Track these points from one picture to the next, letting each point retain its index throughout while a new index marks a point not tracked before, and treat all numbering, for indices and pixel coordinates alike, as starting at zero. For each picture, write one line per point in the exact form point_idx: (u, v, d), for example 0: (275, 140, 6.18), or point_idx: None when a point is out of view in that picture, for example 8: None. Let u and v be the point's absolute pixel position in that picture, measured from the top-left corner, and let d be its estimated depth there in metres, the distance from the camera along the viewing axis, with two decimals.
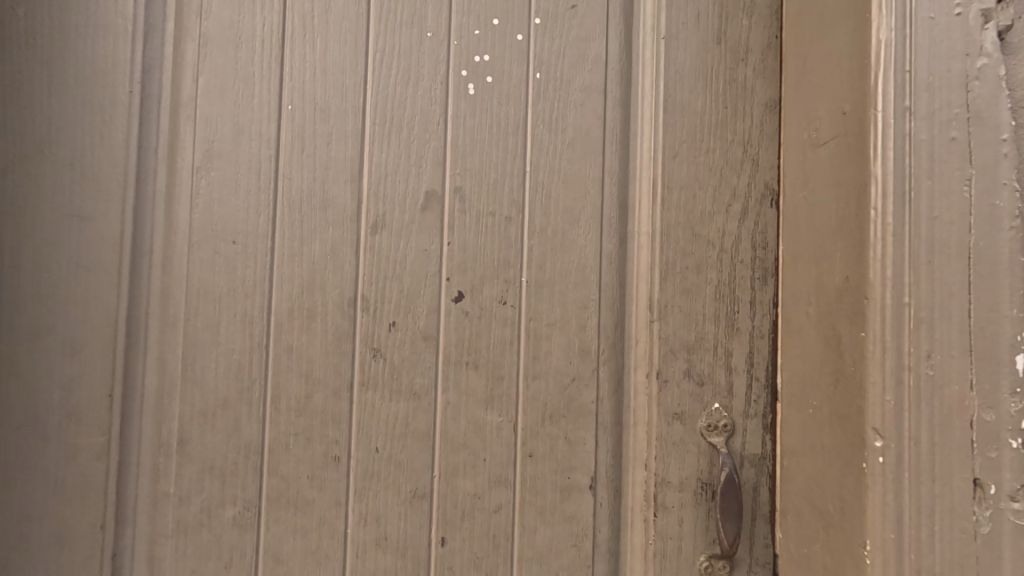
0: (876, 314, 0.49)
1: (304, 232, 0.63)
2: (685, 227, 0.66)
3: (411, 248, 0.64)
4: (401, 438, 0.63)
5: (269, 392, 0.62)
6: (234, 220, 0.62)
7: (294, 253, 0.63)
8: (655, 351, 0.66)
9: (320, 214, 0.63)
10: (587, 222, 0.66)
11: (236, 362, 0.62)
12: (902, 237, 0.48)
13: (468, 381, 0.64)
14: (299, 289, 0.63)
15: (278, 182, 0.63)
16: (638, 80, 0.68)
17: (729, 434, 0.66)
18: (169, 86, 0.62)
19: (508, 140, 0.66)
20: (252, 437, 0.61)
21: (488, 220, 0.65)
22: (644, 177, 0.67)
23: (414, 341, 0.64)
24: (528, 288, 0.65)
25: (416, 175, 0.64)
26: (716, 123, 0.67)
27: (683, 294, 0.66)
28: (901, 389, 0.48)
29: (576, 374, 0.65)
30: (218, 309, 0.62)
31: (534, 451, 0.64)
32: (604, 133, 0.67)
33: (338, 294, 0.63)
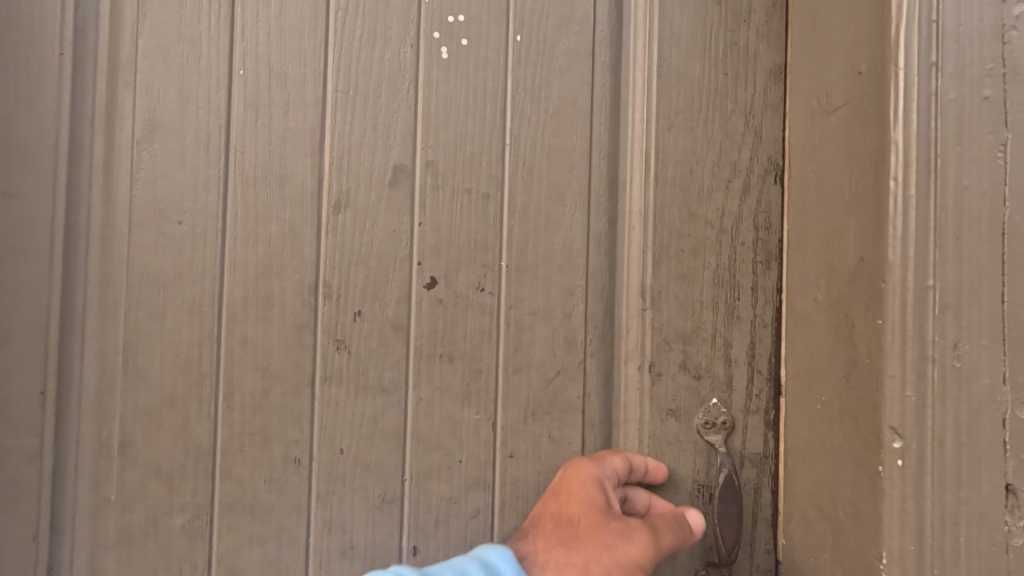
0: (893, 296, 0.42)
1: (259, 210, 0.57)
2: (682, 206, 0.61)
3: (379, 229, 0.58)
4: (369, 438, 0.57)
5: (221, 389, 0.56)
6: (180, 197, 0.56)
7: (248, 234, 0.57)
8: (647, 341, 0.60)
9: (277, 191, 0.57)
10: (573, 200, 0.60)
11: (185, 355, 0.56)
12: (927, 210, 0.42)
13: (442, 375, 0.58)
14: (254, 275, 0.57)
15: (229, 155, 0.57)
16: (630, 43, 0.62)
17: (728, 431, 0.60)
18: (106, 48, 0.56)
19: (486, 108, 0.59)
20: (202, 438, 0.56)
21: (463, 198, 0.59)
22: (636, 151, 0.61)
23: (382, 332, 0.58)
24: (508, 273, 0.59)
25: (383, 148, 0.58)
26: (715, 91, 0.61)
27: (679, 280, 0.60)
28: (924, 383, 0.42)
29: (561, 367, 0.60)
30: (164, 297, 0.56)
31: (515, 452, 0.59)
32: (592, 102, 0.61)
33: (297, 280, 0.57)
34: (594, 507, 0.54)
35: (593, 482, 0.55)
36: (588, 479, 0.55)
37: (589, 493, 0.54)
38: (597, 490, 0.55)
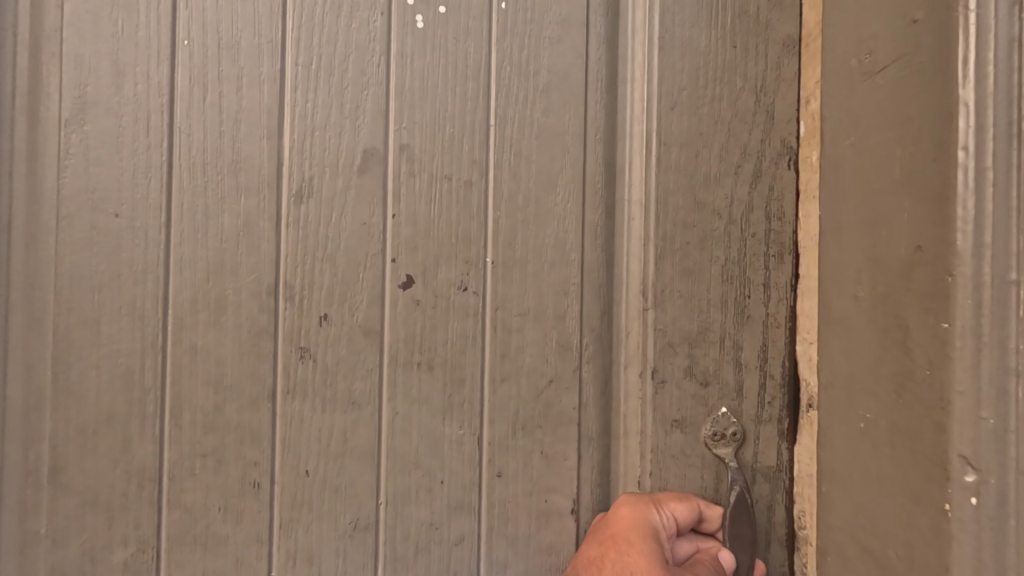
0: (962, 294, 0.33)
1: (208, 201, 0.50)
2: (686, 194, 0.54)
3: (347, 221, 0.51)
4: (338, 458, 0.51)
5: (168, 404, 0.49)
6: (118, 186, 0.49)
7: (197, 228, 0.50)
8: (649, 344, 0.54)
9: (230, 179, 0.50)
10: (566, 188, 0.54)
11: (125, 366, 0.49)
12: (1009, 184, 0.33)
13: (421, 386, 0.52)
14: (204, 275, 0.50)
15: (173, 138, 0.50)
16: (628, 11, 0.55)
17: (738, 443, 0.54)
18: (27, 13, 0.48)
19: (467, 85, 0.52)
20: (146, 461, 0.49)
21: (442, 186, 0.52)
22: (636, 133, 0.55)
23: (352, 337, 0.51)
24: (494, 270, 0.53)
25: (351, 129, 0.51)
26: (722, 66, 0.55)
27: (683, 276, 0.54)
28: (1005, 403, 0.33)
29: (555, 375, 0.53)
30: (99, 300, 0.48)
31: (503, 470, 0.53)
32: (586, 78, 0.54)
33: (254, 279, 0.50)
34: (652, 561, 0.48)
35: (649, 530, 0.49)
36: (645, 526, 0.49)
37: (648, 543, 0.48)
38: (654, 538, 0.49)
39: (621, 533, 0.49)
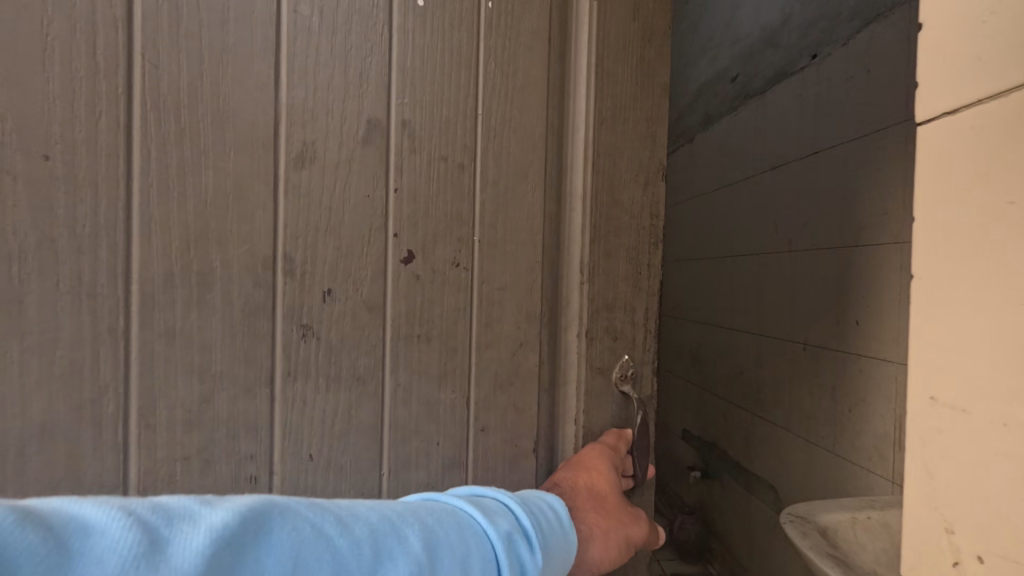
0: None
1: (185, 154, 0.50)
2: (607, 194, 0.65)
3: (352, 191, 0.55)
4: (342, 418, 0.56)
5: (150, 364, 0.50)
6: (49, 119, 0.46)
7: (180, 192, 0.50)
8: (581, 309, 0.66)
9: (214, 132, 0.51)
10: (534, 177, 0.63)
11: (71, 363, 0.48)
12: None
13: (419, 355, 0.58)
14: (182, 244, 0.50)
15: (143, 90, 0.49)
16: (579, 34, 0.64)
17: (635, 381, 0.68)
18: None
19: (461, 73, 0.59)
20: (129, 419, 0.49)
21: (439, 165, 0.58)
22: (580, 140, 0.64)
23: (356, 312, 0.56)
24: (480, 247, 0.60)
25: (353, 98, 0.55)
26: (637, 90, 0.66)
27: (605, 258, 0.65)
28: None
29: (523, 339, 0.63)
30: (63, 261, 0.47)
31: (486, 426, 0.62)
32: (548, 84, 0.63)
33: (247, 249, 0.52)
34: (613, 489, 0.61)
35: (611, 467, 0.63)
36: (608, 464, 0.63)
37: (611, 476, 0.62)
38: (614, 473, 0.63)
39: (592, 464, 0.62)
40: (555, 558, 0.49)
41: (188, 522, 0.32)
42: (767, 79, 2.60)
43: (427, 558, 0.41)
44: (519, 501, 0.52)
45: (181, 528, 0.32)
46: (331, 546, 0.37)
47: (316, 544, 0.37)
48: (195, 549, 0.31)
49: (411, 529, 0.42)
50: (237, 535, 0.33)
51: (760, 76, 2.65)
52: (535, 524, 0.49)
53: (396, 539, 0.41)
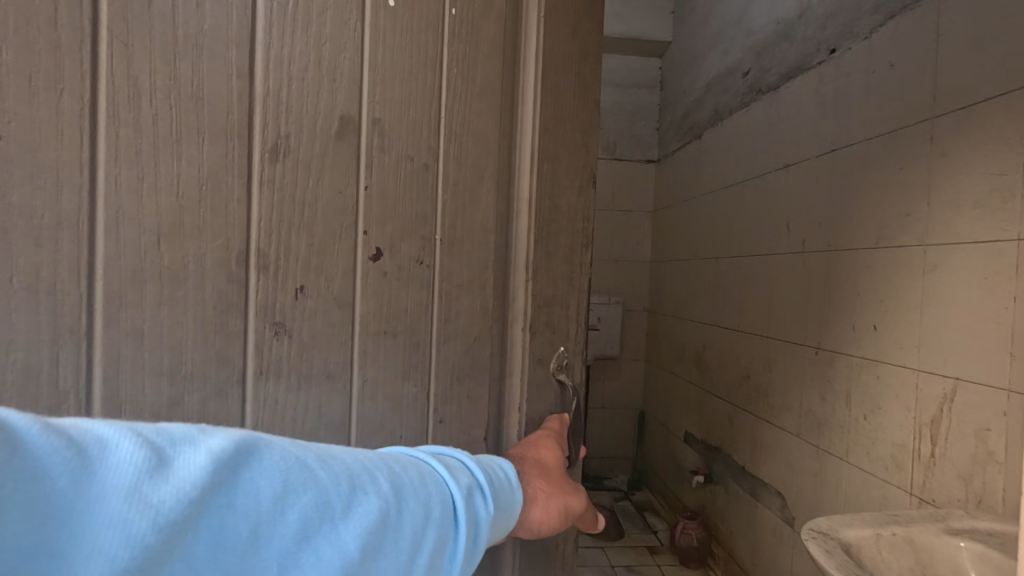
0: None
1: (153, 160, 0.65)
2: (546, 199, 0.83)
3: (327, 188, 0.71)
4: (318, 390, 0.72)
5: (149, 334, 0.66)
6: (37, 137, 0.61)
7: (175, 200, 0.66)
8: (527, 306, 0.83)
9: (193, 136, 0.66)
10: (490, 178, 0.79)
11: (56, 342, 0.62)
12: None
13: (386, 350, 0.75)
14: (151, 240, 0.65)
15: (105, 114, 0.63)
16: (525, 51, 0.81)
17: (569, 370, 0.87)
18: None
19: (427, 76, 0.75)
20: (122, 371, 0.65)
21: (406, 165, 0.75)
22: (524, 161, 0.82)
23: (327, 308, 0.72)
24: (441, 247, 0.77)
25: (329, 92, 0.70)
26: (571, 109, 0.84)
27: (545, 257, 0.84)
28: None
29: (478, 334, 0.80)
30: (56, 258, 0.62)
31: (443, 417, 0.79)
32: (501, 98, 0.79)
33: (223, 243, 0.67)
34: (557, 462, 0.77)
35: (557, 445, 0.79)
36: (554, 443, 0.79)
37: (556, 451, 0.78)
38: (558, 449, 0.79)
39: (540, 440, 0.79)
40: (502, 513, 0.63)
41: (188, 444, 0.40)
42: (783, 75, 2.57)
43: (395, 495, 0.51)
44: (474, 460, 0.65)
45: (182, 449, 0.39)
46: (312, 474, 0.47)
47: (304, 473, 0.46)
48: (196, 464, 0.39)
49: (379, 470, 0.53)
50: (230, 457, 0.41)
51: (776, 71, 2.63)
52: (488, 478, 0.63)
53: (370, 478, 0.51)
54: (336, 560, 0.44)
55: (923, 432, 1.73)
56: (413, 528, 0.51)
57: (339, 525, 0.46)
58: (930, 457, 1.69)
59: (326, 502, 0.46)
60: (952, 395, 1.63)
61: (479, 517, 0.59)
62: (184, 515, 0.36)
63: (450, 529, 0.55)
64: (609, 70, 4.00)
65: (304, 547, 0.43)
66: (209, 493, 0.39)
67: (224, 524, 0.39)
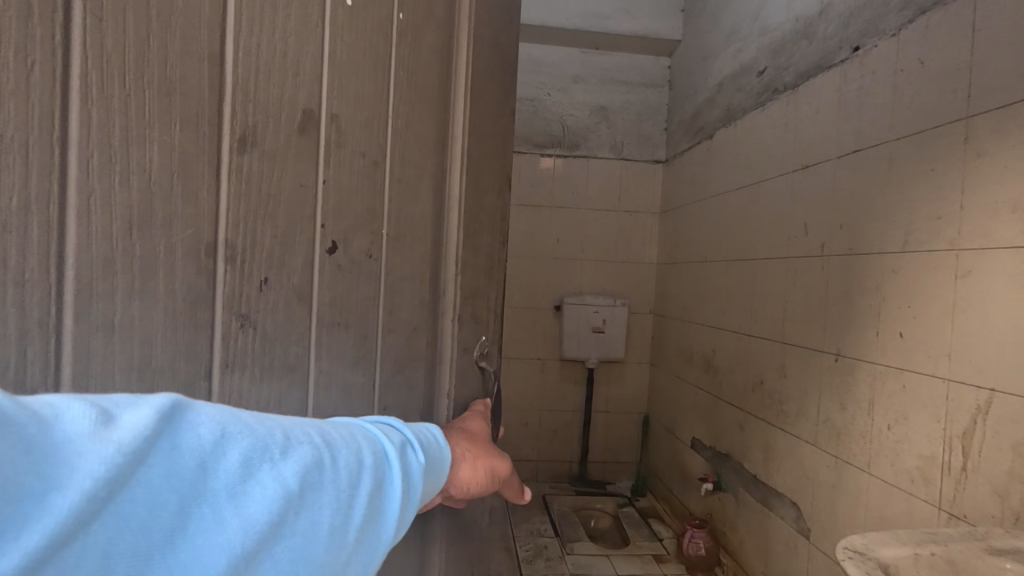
0: None
1: (129, 132, 0.54)
2: (474, 197, 0.85)
3: (286, 180, 0.64)
4: (276, 387, 0.65)
5: (116, 339, 0.54)
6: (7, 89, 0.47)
7: (146, 182, 0.55)
8: (457, 299, 0.83)
9: (160, 108, 0.55)
10: (428, 176, 0.78)
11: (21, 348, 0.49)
12: None
13: (339, 343, 0.70)
14: (128, 224, 0.54)
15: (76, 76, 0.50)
16: (456, 55, 0.81)
17: (489, 356, 0.91)
18: None
19: (377, 74, 0.70)
20: (92, 389, 0.53)
21: (358, 160, 0.69)
22: (455, 162, 0.82)
23: (287, 300, 0.65)
24: (388, 242, 0.74)
25: (292, 85, 0.63)
26: (496, 113, 0.88)
27: (472, 253, 0.85)
28: None
29: (415, 326, 0.79)
30: (26, 243, 0.49)
31: (386, 407, 0.76)
32: (439, 99, 0.78)
33: (193, 233, 0.58)
34: (483, 433, 0.79)
35: (483, 420, 0.82)
36: (481, 419, 0.82)
37: (482, 425, 0.80)
38: (485, 424, 0.81)
39: (468, 415, 0.81)
40: (434, 468, 0.63)
41: (135, 402, 0.40)
42: (803, 74, 2.49)
43: (327, 444, 0.51)
44: (404, 424, 0.64)
45: (128, 406, 0.39)
46: (249, 423, 0.46)
47: (241, 421, 0.46)
48: (144, 410, 0.39)
49: (309, 425, 0.52)
50: (173, 408, 0.41)
51: (794, 70, 2.55)
52: (416, 435, 0.63)
53: (301, 431, 0.50)
54: (279, 492, 0.45)
55: (952, 445, 1.65)
56: (350, 472, 0.51)
57: (280, 464, 0.46)
58: (962, 470, 1.62)
59: (266, 445, 0.46)
60: (987, 407, 1.55)
61: (414, 469, 0.59)
62: (132, 459, 0.37)
63: (384, 472, 0.55)
64: (617, 68, 3.93)
65: (248, 482, 0.43)
66: (161, 431, 0.39)
67: (173, 462, 0.39)
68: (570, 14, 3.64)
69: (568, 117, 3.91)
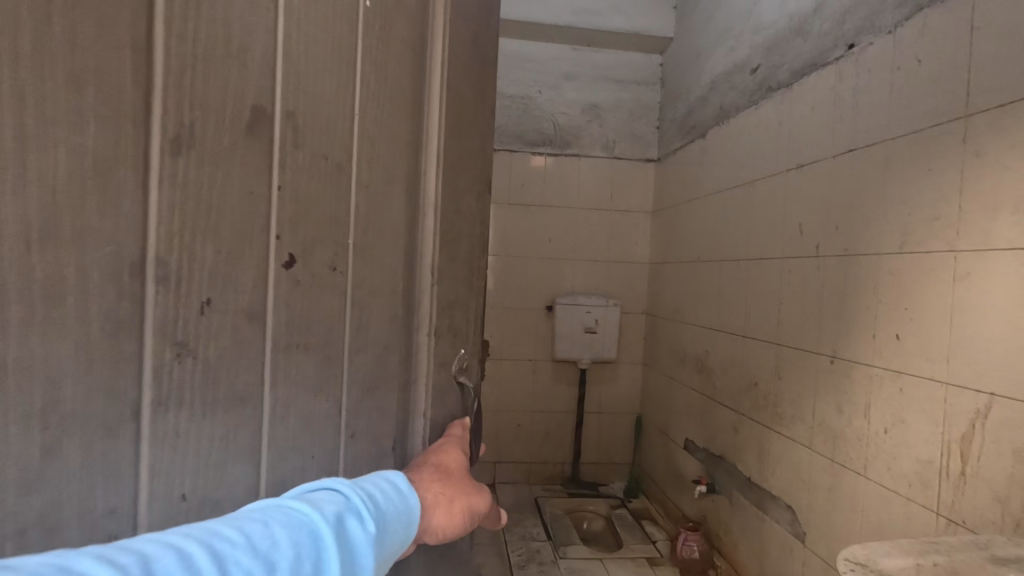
0: None
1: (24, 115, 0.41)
2: (452, 201, 0.78)
3: (233, 187, 0.53)
4: (222, 420, 0.54)
5: (7, 382, 0.41)
6: None
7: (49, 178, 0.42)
8: (434, 311, 0.76)
9: (71, 87, 0.43)
10: (401, 180, 0.70)
11: None
12: None
13: (299, 367, 0.60)
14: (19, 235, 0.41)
15: None
16: (432, 50, 0.73)
17: (469, 370, 0.85)
18: None
19: (343, 65, 0.61)
20: None
21: (318, 164, 0.60)
22: (430, 164, 0.74)
23: (236, 321, 0.54)
24: (354, 251, 0.65)
25: (239, 78, 0.53)
26: (473, 112, 0.82)
27: (448, 261, 0.78)
28: None
29: (388, 343, 0.70)
30: None
31: (355, 433, 0.67)
32: (412, 96, 0.70)
33: (112, 244, 0.46)
34: (460, 465, 0.73)
35: (461, 449, 0.76)
36: (458, 446, 0.76)
37: (459, 455, 0.74)
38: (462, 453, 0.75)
39: (445, 445, 0.75)
40: (388, 532, 0.59)
41: None
42: (796, 72, 2.45)
43: (217, 563, 0.45)
44: (350, 483, 0.60)
45: None
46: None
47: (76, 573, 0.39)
48: None
49: (195, 540, 0.46)
50: None
51: (788, 68, 2.51)
52: (363, 498, 0.59)
53: (176, 558, 0.44)
54: None
55: (952, 450, 1.62)
56: None
57: None
58: (960, 475, 1.59)
59: None
60: (986, 411, 1.52)
61: (353, 545, 0.55)
62: None
63: (311, 566, 0.50)
64: (608, 67, 3.88)
65: None
66: None
67: None
68: (562, 11, 3.58)
69: (559, 116, 3.85)
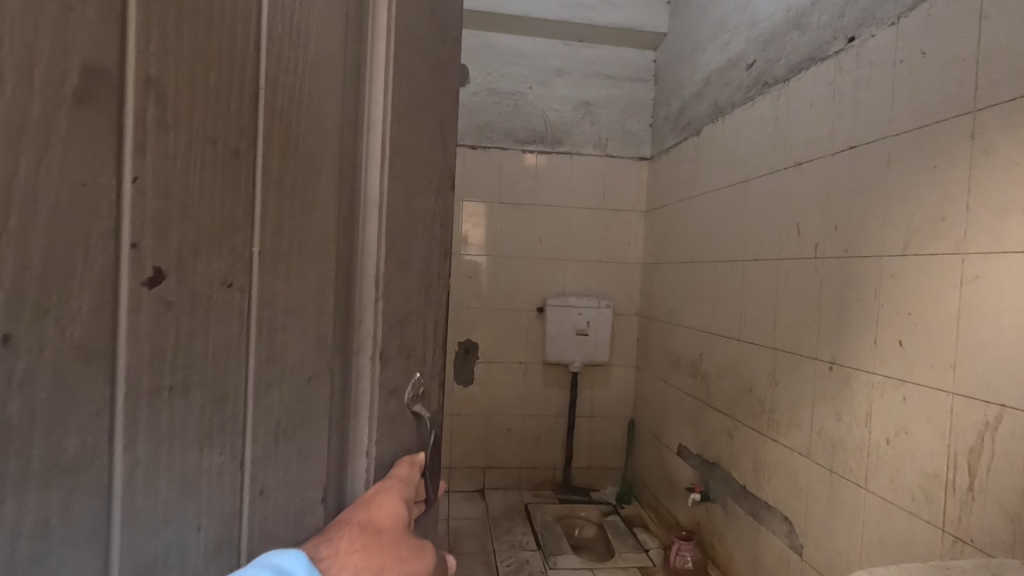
0: None
1: None
2: (403, 200, 0.66)
3: (53, 174, 0.41)
4: (42, 494, 0.42)
5: None
6: None
7: None
8: (379, 331, 0.64)
9: None
10: (329, 175, 0.57)
11: None
12: None
13: (173, 411, 0.49)
14: None
15: None
16: (372, 18, 0.61)
17: (426, 397, 0.73)
18: None
19: (238, 29, 0.50)
20: None
21: (204, 148, 0.48)
22: (371, 155, 0.62)
23: (59, 361, 0.42)
24: (260, 264, 0.53)
25: (72, 30, 0.40)
26: (432, 94, 0.69)
27: (398, 270, 0.66)
28: None
29: (312, 373, 0.58)
30: None
31: (264, 488, 0.55)
32: (344, 73, 0.58)
33: None
34: (395, 524, 0.61)
35: (400, 501, 0.63)
36: (397, 497, 0.63)
37: (396, 510, 0.62)
38: (402, 506, 0.63)
39: (380, 496, 0.62)
40: None
41: None
42: (794, 66, 2.34)
43: None
44: None
45: None
46: None
47: None
48: None
49: None
50: None
51: (786, 62, 2.41)
52: None
53: None
54: None
55: (958, 464, 1.52)
56: None
57: None
58: (967, 490, 1.49)
59: None
60: (996, 423, 1.42)
61: None
62: None
63: None
64: (600, 61, 3.77)
65: None
66: None
67: None
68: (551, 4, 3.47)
69: (549, 112, 3.74)
